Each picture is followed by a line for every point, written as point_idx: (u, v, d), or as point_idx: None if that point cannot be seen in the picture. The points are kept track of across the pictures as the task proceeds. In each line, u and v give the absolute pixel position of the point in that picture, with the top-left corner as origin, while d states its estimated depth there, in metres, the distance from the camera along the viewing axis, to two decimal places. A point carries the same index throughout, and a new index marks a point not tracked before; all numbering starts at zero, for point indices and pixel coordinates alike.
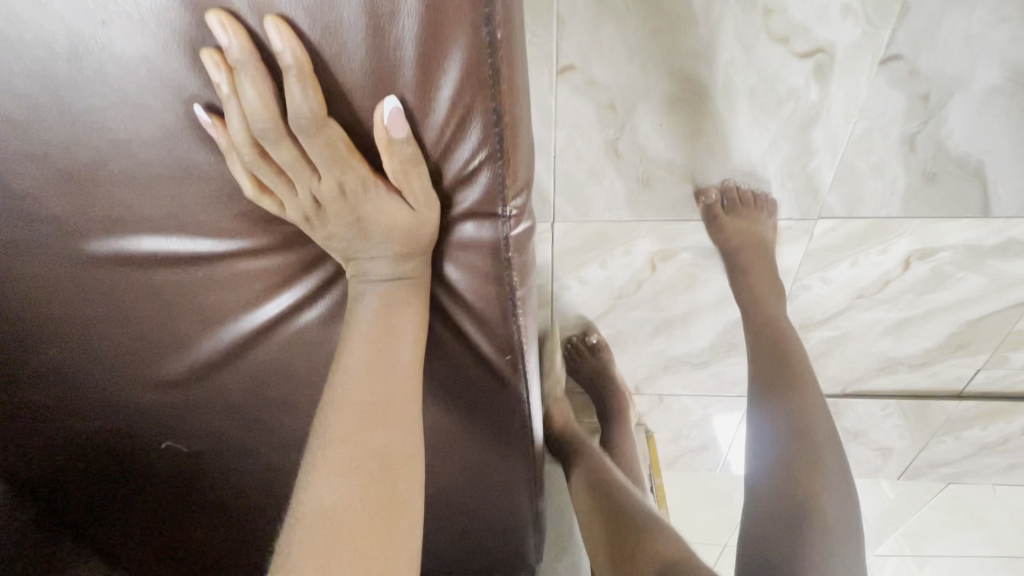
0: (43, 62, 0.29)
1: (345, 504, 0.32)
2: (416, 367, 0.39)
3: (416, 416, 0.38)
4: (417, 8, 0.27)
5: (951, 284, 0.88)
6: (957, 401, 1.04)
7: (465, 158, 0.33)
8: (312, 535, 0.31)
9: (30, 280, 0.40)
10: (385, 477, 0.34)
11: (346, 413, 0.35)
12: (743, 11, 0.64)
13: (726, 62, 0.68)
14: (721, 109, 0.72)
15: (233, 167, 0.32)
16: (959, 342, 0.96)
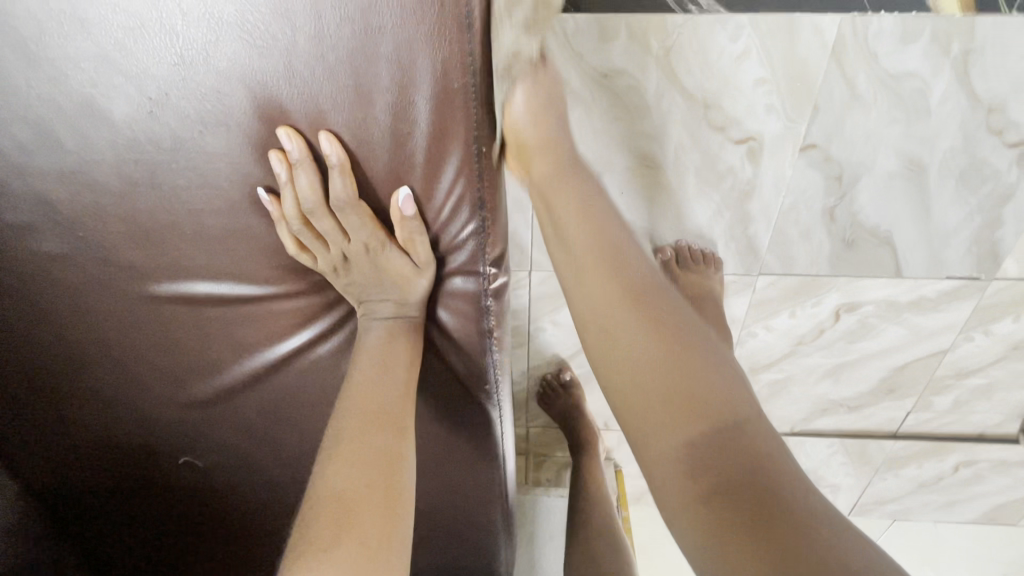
0: (147, 153, 0.39)
1: (351, 488, 0.41)
2: (413, 389, 0.48)
3: (409, 424, 0.47)
4: (428, 130, 0.38)
5: (876, 334, 1.01)
6: (892, 440, 1.16)
7: (457, 229, 0.44)
8: (325, 510, 0.39)
9: (92, 312, 0.49)
10: (384, 469, 0.43)
11: (352, 424, 0.45)
12: (687, 104, 0.78)
13: (674, 143, 0.81)
14: (673, 180, 0.85)
15: (281, 233, 0.43)
16: (889, 386, 1.08)
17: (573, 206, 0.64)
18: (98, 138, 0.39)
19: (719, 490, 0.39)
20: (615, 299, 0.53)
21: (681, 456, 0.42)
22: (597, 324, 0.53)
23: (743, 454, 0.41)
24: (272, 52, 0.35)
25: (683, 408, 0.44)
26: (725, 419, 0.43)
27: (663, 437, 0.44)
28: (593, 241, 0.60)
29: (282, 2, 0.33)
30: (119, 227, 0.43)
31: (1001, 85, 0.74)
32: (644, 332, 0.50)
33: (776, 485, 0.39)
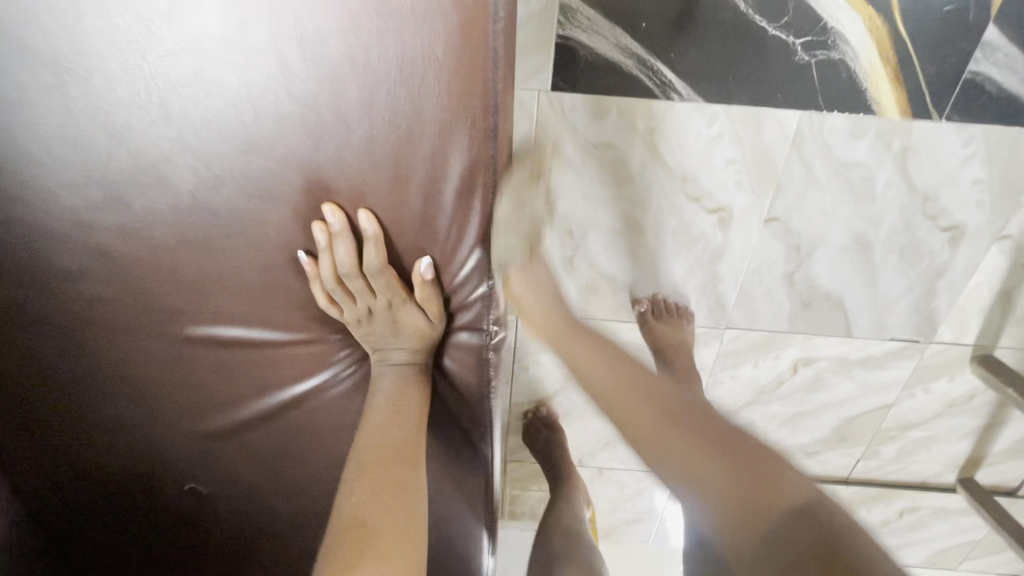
0: (204, 218, 0.45)
1: (370, 517, 0.46)
2: (422, 429, 0.54)
3: (420, 457, 0.52)
4: (452, 213, 0.45)
5: (829, 387, 1.11)
6: (844, 485, 1.25)
7: (467, 292, 0.50)
8: (349, 538, 0.45)
9: (126, 349, 0.53)
10: (399, 499, 0.48)
11: (371, 458, 0.50)
12: (667, 177, 0.87)
13: (655, 209, 0.90)
14: (652, 240, 0.94)
15: (315, 288, 0.49)
16: (841, 435, 1.18)
17: (596, 366, 0.81)
18: (163, 201, 0.44)
19: (767, 539, 0.49)
20: (643, 394, 0.74)
21: (766, 528, 0.50)
22: (603, 386, 0.77)
23: (806, 513, 0.49)
24: (326, 146, 0.42)
25: (748, 481, 0.54)
26: (772, 497, 0.52)
27: (717, 475, 0.55)
28: (625, 366, 0.81)
29: (338, 109, 0.40)
30: (166, 278, 0.48)
31: (934, 178, 0.86)
32: (662, 416, 0.68)
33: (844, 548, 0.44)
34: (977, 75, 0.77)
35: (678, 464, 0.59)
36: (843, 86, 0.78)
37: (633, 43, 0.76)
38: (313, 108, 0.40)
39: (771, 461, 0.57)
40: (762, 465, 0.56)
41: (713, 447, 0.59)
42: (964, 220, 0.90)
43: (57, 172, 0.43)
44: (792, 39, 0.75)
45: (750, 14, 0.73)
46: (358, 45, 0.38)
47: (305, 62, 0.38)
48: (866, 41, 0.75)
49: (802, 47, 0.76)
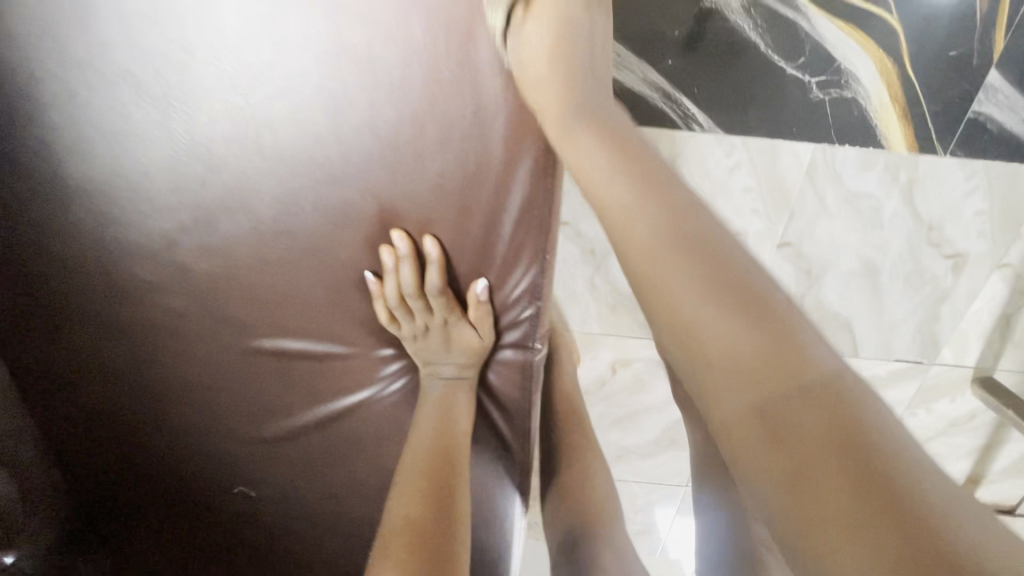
0: (282, 241, 0.49)
1: (420, 520, 0.48)
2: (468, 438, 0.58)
3: (464, 469, 0.55)
4: (509, 242, 0.49)
5: None
6: None
7: (516, 314, 0.54)
8: (400, 539, 0.46)
9: (193, 359, 0.57)
10: (446, 506, 0.50)
11: (419, 466, 0.53)
12: None
13: None
14: None
15: (379, 306, 0.53)
16: None
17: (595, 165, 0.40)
18: (247, 225, 0.48)
19: (779, 457, 0.29)
20: (628, 202, 0.38)
21: (772, 439, 0.29)
22: (611, 216, 0.39)
23: (842, 424, 0.28)
24: (401, 180, 0.46)
25: (766, 375, 0.30)
26: (808, 372, 0.30)
27: (769, 440, 0.29)
28: (619, 164, 0.40)
29: (416, 148, 0.44)
30: (240, 295, 0.52)
31: (938, 209, 0.91)
32: (681, 261, 0.35)
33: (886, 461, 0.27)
34: (979, 115, 0.83)
35: (709, 325, 0.32)
36: (854, 122, 0.84)
37: (658, 77, 0.81)
38: (394, 149, 0.44)
39: (779, 297, 0.33)
40: (857, 437, 0.27)
41: (723, 289, 0.33)
42: (966, 248, 0.95)
43: (154, 198, 0.47)
44: (807, 77, 0.81)
45: (768, 54, 0.79)
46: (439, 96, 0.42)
47: (391, 109, 0.43)
48: (875, 81, 0.81)
49: (817, 85, 0.81)
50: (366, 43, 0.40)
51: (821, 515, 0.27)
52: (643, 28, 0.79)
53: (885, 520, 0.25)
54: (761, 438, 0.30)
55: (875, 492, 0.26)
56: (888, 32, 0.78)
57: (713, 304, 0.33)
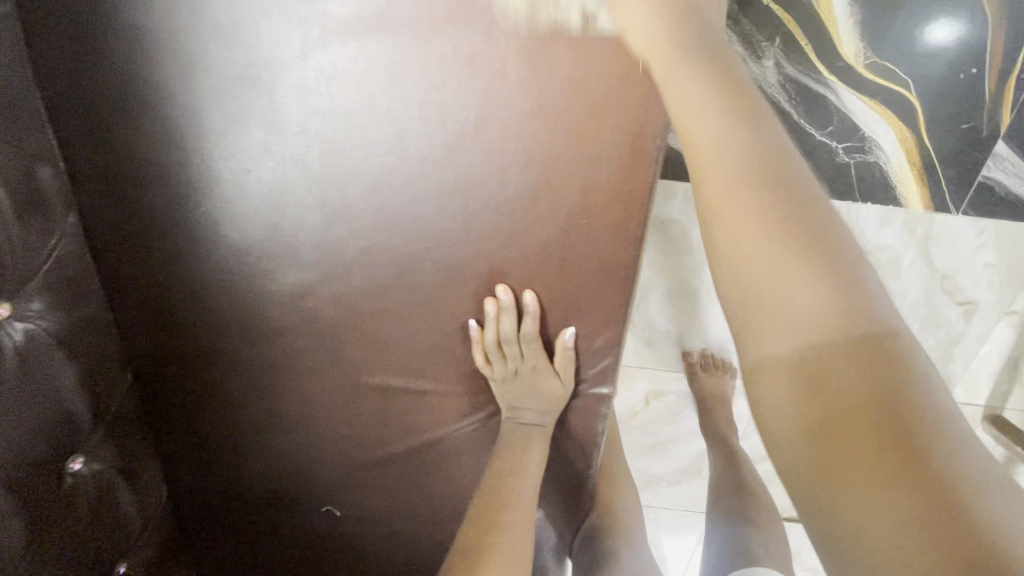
0: (401, 294, 0.57)
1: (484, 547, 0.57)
2: (539, 473, 0.65)
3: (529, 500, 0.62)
4: (599, 300, 0.57)
5: None
6: None
7: (597, 360, 0.62)
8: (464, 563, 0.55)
9: (306, 391, 0.64)
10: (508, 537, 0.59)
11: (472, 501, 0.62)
12: None
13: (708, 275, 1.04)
14: (705, 300, 1.06)
15: (476, 349, 0.61)
16: None
17: (596, 77, 0.47)
18: (373, 279, 0.56)
19: (816, 423, 0.32)
20: (769, 229, 0.36)
21: (805, 367, 0.33)
22: (742, 250, 0.37)
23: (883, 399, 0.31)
24: (514, 246, 0.54)
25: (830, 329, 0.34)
26: (877, 351, 0.32)
27: (823, 366, 0.33)
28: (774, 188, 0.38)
29: (529, 220, 0.53)
30: (358, 337, 0.60)
31: (952, 261, 1.00)
32: (821, 293, 0.34)
33: (926, 431, 0.30)
34: (989, 179, 0.92)
35: (796, 341, 0.34)
36: (876, 182, 0.93)
37: None
38: (511, 222, 0.53)
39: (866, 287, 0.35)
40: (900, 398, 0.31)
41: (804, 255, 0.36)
42: (977, 296, 1.03)
43: (298, 255, 0.55)
44: (835, 143, 0.90)
45: (801, 122, 0.89)
46: (555, 180, 0.51)
47: (513, 191, 0.51)
48: (895, 148, 0.90)
49: (843, 150, 0.91)
50: (502, 137, 0.49)
51: (855, 487, 0.30)
52: None
53: (908, 471, 0.29)
54: (798, 394, 0.33)
55: (913, 466, 0.29)
56: (908, 106, 0.87)
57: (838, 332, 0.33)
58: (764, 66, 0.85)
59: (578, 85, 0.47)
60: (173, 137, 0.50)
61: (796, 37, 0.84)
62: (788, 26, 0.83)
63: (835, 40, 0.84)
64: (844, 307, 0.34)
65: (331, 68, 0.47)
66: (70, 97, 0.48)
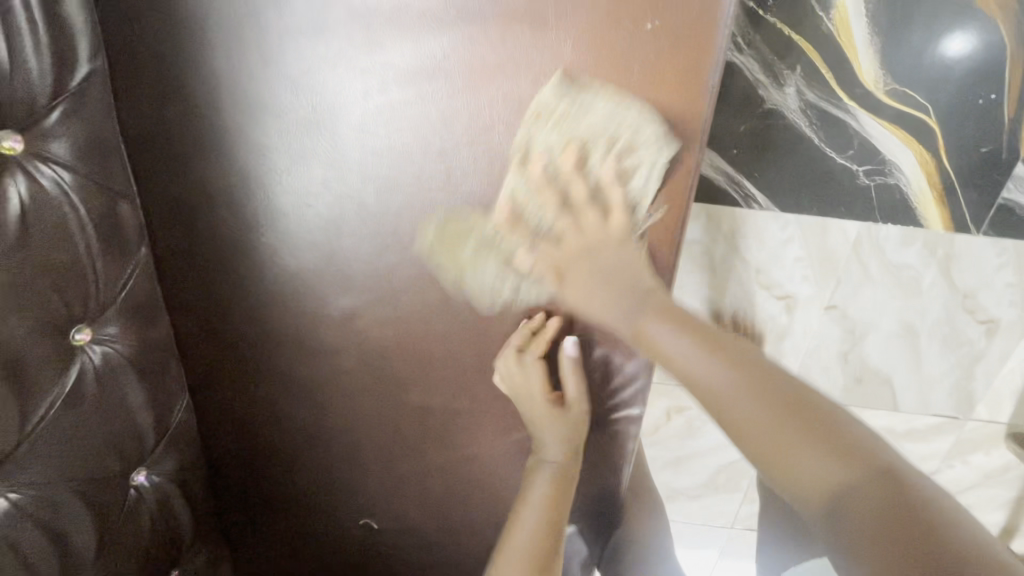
0: (444, 317, 0.61)
1: None
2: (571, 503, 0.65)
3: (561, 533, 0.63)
4: None
5: None
6: None
7: (628, 379, 0.65)
8: None
9: (351, 409, 0.67)
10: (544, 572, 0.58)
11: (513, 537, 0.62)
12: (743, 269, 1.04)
13: (731, 293, 1.06)
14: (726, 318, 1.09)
15: (510, 372, 0.61)
16: None
17: (603, 307, 0.53)
18: (419, 304, 0.60)
19: (867, 562, 0.34)
20: (752, 391, 0.43)
21: (829, 502, 0.37)
22: (738, 418, 0.42)
23: (897, 512, 0.35)
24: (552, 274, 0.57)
25: (835, 463, 0.38)
26: (873, 470, 0.37)
27: (845, 506, 0.36)
28: (713, 340, 0.47)
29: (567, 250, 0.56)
30: (402, 357, 0.63)
31: (972, 280, 1.01)
32: (777, 411, 0.41)
33: (943, 528, 0.34)
34: (1009, 201, 0.94)
35: (808, 482, 0.38)
36: (896, 204, 0.95)
37: (724, 164, 0.94)
38: (550, 255, 0.56)
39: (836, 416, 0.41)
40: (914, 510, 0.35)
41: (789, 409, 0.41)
42: (999, 315, 1.04)
43: (351, 281, 0.59)
44: (855, 166, 0.93)
45: (821, 146, 0.91)
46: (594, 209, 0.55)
47: (553, 224, 0.54)
48: (915, 170, 0.92)
49: (863, 173, 0.93)
50: (544, 173, 0.53)
51: None
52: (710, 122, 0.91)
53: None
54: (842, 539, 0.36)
55: (948, 563, 0.32)
56: (928, 130, 0.89)
57: (809, 447, 0.39)
58: (785, 93, 0.88)
59: (615, 126, 0.51)
60: (240, 174, 0.54)
61: (817, 65, 0.86)
62: (810, 55, 0.85)
63: (856, 67, 0.86)
64: (835, 444, 0.39)
65: (388, 112, 0.51)
66: (148, 139, 0.52)
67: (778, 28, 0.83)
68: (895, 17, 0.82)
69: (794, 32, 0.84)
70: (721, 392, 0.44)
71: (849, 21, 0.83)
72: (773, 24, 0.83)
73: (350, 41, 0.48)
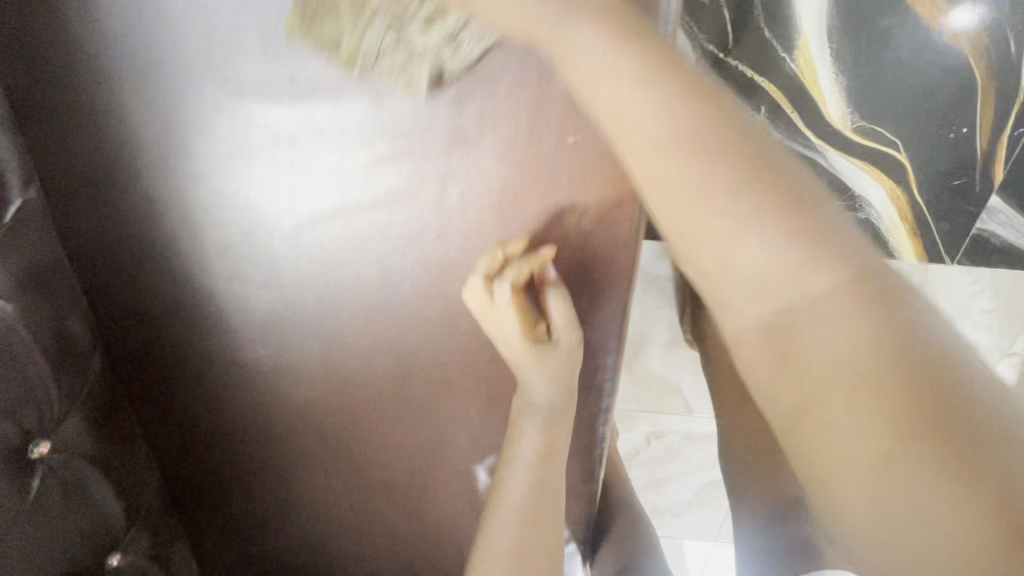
0: (397, 402, 0.61)
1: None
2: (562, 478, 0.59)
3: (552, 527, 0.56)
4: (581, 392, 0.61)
5: None
6: None
7: (587, 448, 0.66)
8: None
9: (316, 481, 0.69)
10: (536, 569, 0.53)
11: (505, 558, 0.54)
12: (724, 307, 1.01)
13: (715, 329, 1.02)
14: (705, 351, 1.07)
15: (478, 308, 0.52)
16: None
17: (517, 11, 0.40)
18: (373, 396, 0.61)
19: (837, 410, 0.30)
20: (735, 189, 0.34)
21: (811, 327, 0.32)
22: (688, 224, 0.35)
23: (926, 373, 0.29)
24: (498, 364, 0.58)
25: (861, 327, 0.31)
26: (893, 316, 0.31)
27: (841, 348, 0.31)
28: (746, 189, 0.34)
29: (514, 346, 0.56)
30: (360, 437, 0.64)
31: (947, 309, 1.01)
32: (808, 272, 0.32)
33: (976, 401, 0.29)
34: (983, 231, 0.93)
35: (774, 305, 0.33)
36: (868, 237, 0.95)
37: None
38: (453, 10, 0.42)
39: (880, 266, 0.33)
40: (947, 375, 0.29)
41: (795, 228, 0.33)
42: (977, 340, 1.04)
43: (303, 372, 0.60)
44: None
45: None
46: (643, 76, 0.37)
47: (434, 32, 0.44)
48: (887, 205, 0.91)
49: None
50: None
51: (878, 484, 0.29)
52: None
53: (960, 460, 0.27)
54: (809, 380, 0.31)
55: (972, 449, 0.28)
56: (899, 166, 0.87)
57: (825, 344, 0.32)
58: None
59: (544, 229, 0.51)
60: (184, 278, 0.55)
61: (782, 105, 0.84)
62: (773, 95, 0.83)
63: (821, 106, 0.84)
64: (837, 260, 0.32)
65: (319, 221, 0.51)
66: (94, 251, 0.54)
67: (740, 69, 0.82)
68: (861, 55, 0.80)
69: (759, 75, 0.82)
70: (687, 185, 0.35)
71: (812, 60, 0.81)
72: (734, 66, 0.82)
73: (274, 159, 0.49)
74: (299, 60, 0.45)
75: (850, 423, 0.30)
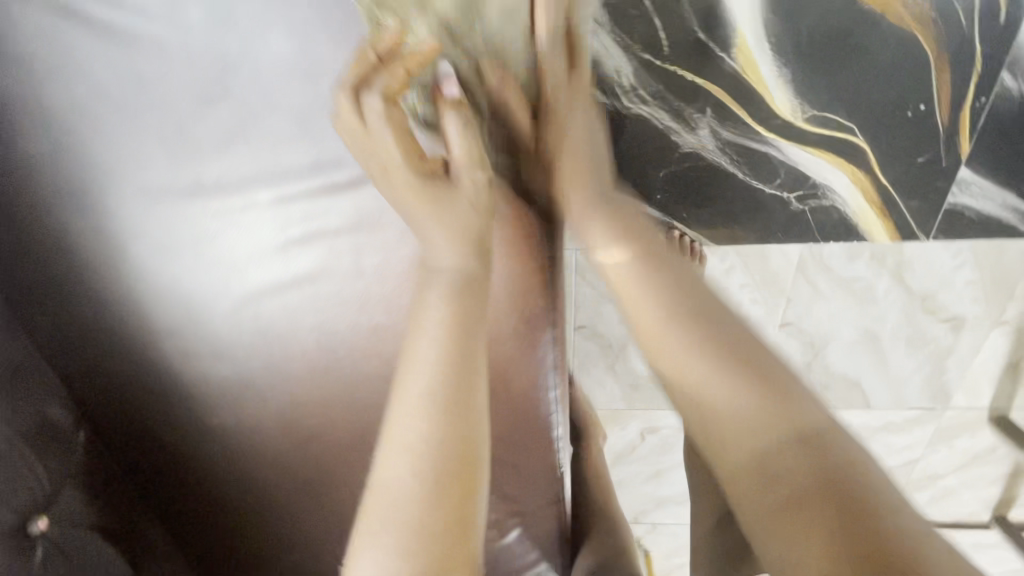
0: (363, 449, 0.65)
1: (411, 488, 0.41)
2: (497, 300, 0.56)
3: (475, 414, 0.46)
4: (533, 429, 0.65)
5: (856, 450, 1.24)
6: None
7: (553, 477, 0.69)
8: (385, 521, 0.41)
9: (304, 524, 0.71)
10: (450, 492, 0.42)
11: (406, 518, 0.41)
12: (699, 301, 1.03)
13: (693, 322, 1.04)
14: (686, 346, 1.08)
15: (347, 130, 0.51)
16: None
17: None
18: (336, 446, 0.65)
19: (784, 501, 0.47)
20: (716, 353, 0.54)
21: (756, 447, 0.50)
22: (681, 369, 0.55)
23: (824, 470, 0.47)
24: None
25: (772, 420, 0.50)
26: (804, 428, 0.49)
27: (767, 454, 0.50)
28: (722, 356, 0.53)
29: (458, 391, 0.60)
30: (335, 480, 0.67)
31: (928, 284, 0.98)
32: (743, 390, 0.52)
33: (864, 495, 0.44)
34: (956, 205, 0.90)
35: (725, 406, 0.52)
36: (836, 223, 0.93)
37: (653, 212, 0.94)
38: None
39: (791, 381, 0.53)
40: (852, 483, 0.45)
41: (746, 370, 0.53)
42: (963, 312, 1.01)
43: (269, 428, 0.64)
44: (786, 194, 0.90)
45: (746, 180, 0.89)
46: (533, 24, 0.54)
47: None
48: (851, 190, 0.89)
49: (795, 199, 0.91)
50: None
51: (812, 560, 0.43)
52: (628, 172, 0.90)
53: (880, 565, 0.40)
54: (760, 476, 0.50)
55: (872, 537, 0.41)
56: (857, 150, 0.85)
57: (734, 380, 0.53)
58: (699, 135, 0.86)
59: None
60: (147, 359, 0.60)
61: (727, 104, 0.83)
62: (718, 96, 0.82)
63: (768, 101, 0.82)
64: (768, 377, 0.52)
65: (253, 298, 0.57)
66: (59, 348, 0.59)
67: (680, 74, 0.81)
68: (803, 45, 0.78)
69: (697, 78, 0.81)
70: (658, 336, 0.57)
71: (752, 57, 0.79)
72: (674, 72, 0.81)
73: (201, 252, 0.55)
74: (201, 162, 0.52)
75: (772, 505, 0.48)
